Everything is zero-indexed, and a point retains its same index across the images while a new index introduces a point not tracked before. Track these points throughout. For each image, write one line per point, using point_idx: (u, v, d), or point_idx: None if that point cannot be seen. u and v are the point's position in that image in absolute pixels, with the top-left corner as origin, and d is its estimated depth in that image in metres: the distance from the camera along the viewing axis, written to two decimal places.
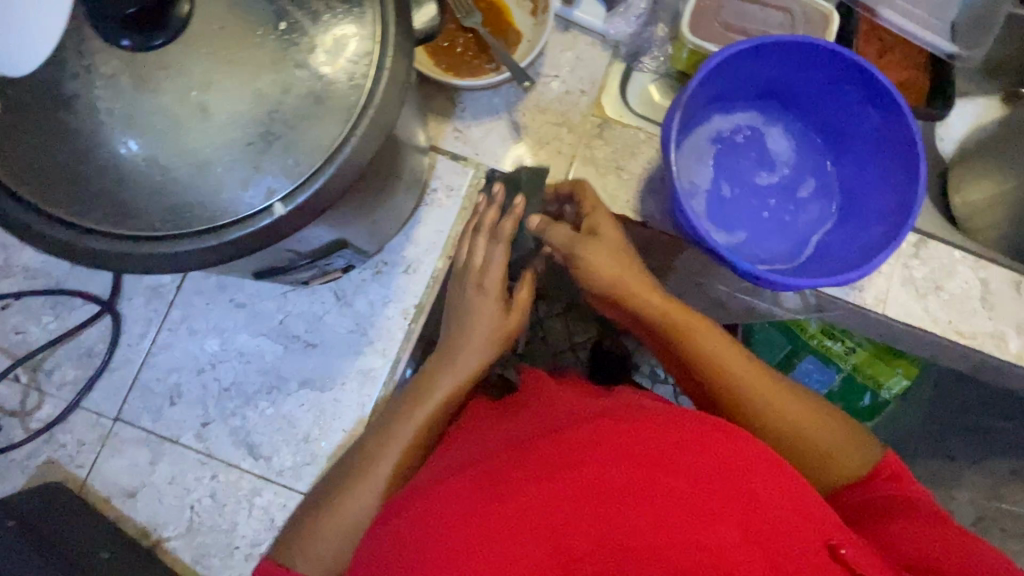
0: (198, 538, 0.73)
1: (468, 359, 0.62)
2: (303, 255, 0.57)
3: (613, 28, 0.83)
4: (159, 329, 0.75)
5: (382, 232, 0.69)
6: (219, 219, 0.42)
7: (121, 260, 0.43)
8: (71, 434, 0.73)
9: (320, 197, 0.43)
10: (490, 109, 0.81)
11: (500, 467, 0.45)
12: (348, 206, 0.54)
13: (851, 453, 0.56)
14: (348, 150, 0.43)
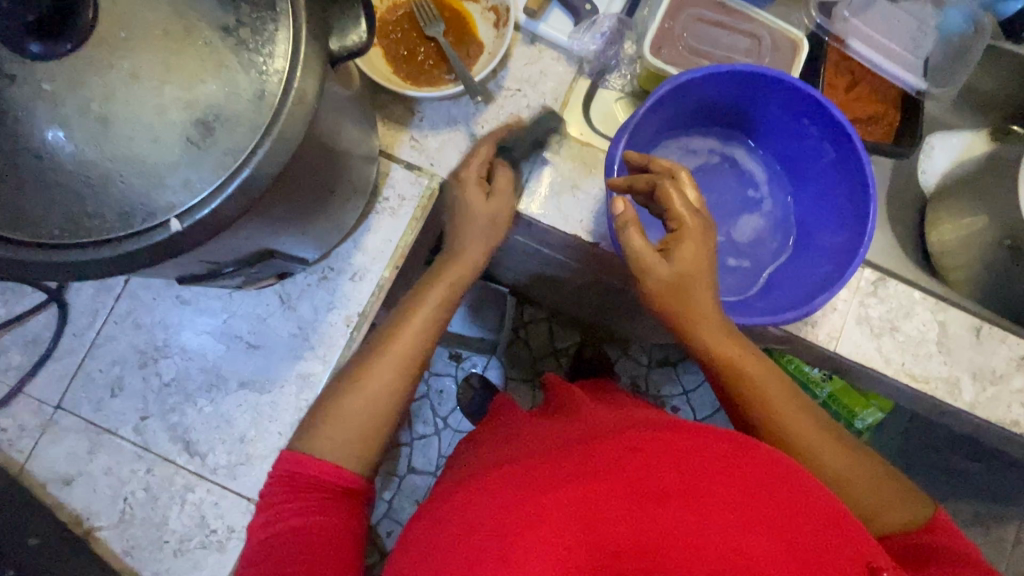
0: (130, 529, 0.74)
1: (468, 256, 0.74)
2: (229, 262, 0.57)
3: (579, 43, 0.82)
4: (106, 320, 0.77)
5: (321, 240, 0.69)
6: (116, 231, 0.43)
7: (18, 266, 0.43)
8: (13, 418, 0.75)
9: (222, 212, 0.44)
10: (449, 119, 0.81)
11: (535, 472, 0.50)
12: (270, 218, 0.54)
13: (893, 505, 0.58)
14: (250, 168, 0.44)
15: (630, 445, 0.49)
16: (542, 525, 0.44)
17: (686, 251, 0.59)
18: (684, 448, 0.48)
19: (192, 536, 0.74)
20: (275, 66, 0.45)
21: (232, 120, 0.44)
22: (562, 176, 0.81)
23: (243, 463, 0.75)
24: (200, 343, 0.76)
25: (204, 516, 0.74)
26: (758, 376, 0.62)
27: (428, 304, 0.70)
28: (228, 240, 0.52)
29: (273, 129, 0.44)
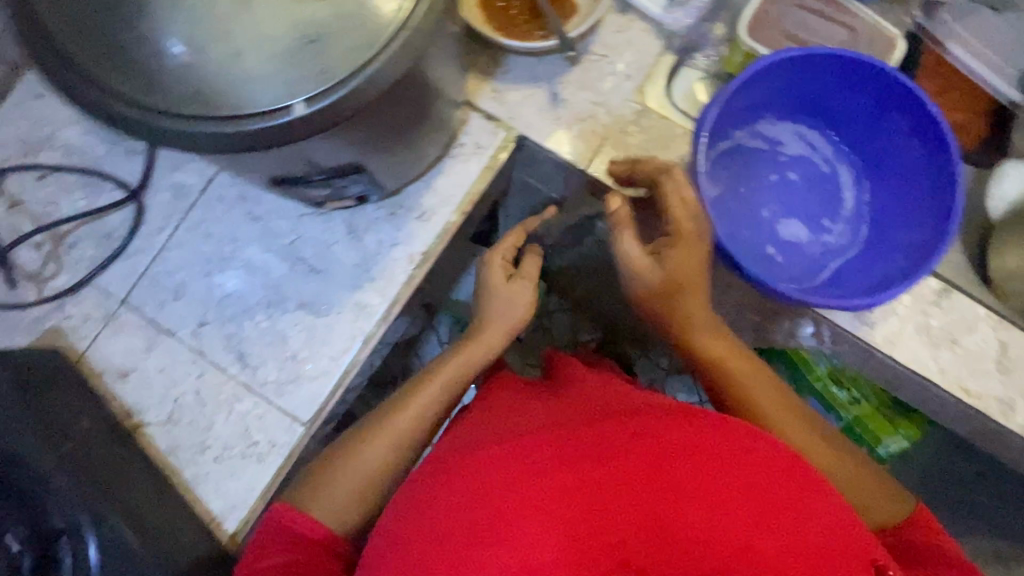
0: (176, 429, 0.76)
1: (494, 335, 0.69)
2: (322, 170, 0.58)
3: (671, 17, 0.81)
4: (178, 226, 0.78)
5: (401, 173, 0.70)
6: (241, 108, 0.44)
7: (147, 130, 0.45)
8: (79, 307, 0.77)
9: (343, 106, 0.45)
10: (533, 77, 0.82)
11: (531, 446, 0.47)
12: (369, 131, 0.55)
13: (882, 504, 0.57)
14: (377, 66, 0.46)
15: (635, 430, 0.46)
16: (540, 511, 0.42)
17: (678, 253, 0.63)
18: (694, 436, 0.46)
19: (234, 444, 0.76)
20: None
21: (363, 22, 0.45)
22: (637, 146, 0.82)
23: (292, 381, 0.76)
24: (264, 260, 0.78)
25: (248, 427, 0.76)
26: (739, 372, 0.61)
27: (442, 389, 0.65)
28: (331, 144, 0.53)
29: (399, 32, 0.46)
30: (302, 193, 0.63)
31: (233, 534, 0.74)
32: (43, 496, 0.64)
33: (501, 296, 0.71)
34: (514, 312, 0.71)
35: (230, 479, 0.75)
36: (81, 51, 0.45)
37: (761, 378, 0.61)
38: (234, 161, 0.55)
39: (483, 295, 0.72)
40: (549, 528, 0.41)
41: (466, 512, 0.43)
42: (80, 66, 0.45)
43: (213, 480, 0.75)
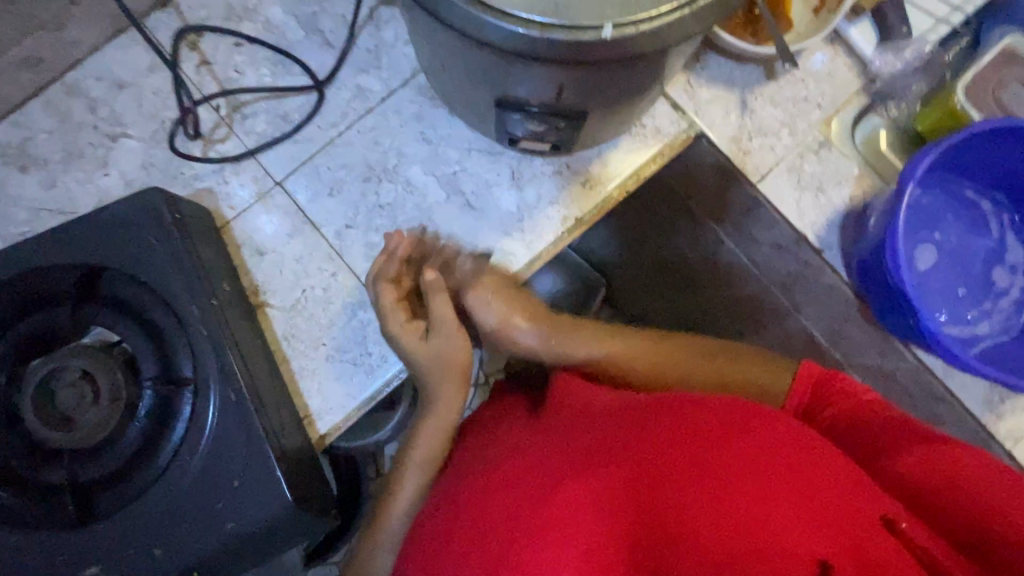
0: (296, 319, 0.75)
1: (446, 409, 0.71)
2: (550, 104, 0.58)
3: (882, 60, 0.80)
4: (351, 126, 0.79)
5: (592, 137, 0.70)
6: (551, 15, 0.45)
7: (451, 12, 0.46)
8: (237, 177, 0.78)
9: (643, 40, 0.46)
10: (728, 79, 0.81)
11: (534, 468, 0.52)
12: (619, 78, 0.55)
13: (777, 378, 0.65)
14: (686, 12, 0.45)
15: (614, 439, 0.51)
16: (551, 519, 0.46)
17: (501, 313, 0.70)
18: (670, 431, 0.50)
19: (348, 349, 0.75)
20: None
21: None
22: (811, 174, 0.80)
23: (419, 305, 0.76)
24: (423, 182, 0.78)
25: (366, 337, 0.75)
26: (611, 344, 0.70)
27: (422, 474, 0.69)
28: (584, 79, 0.52)
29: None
30: (513, 124, 0.63)
31: (323, 435, 0.74)
32: (180, 341, 0.64)
33: (439, 382, 0.71)
34: (449, 363, 0.71)
35: (335, 382, 0.75)
36: None
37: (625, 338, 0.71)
38: (479, 68, 0.55)
39: (423, 396, 0.73)
40: (566, 536, 0.45)
41: (491, 532, 0.49)
42: None
43: (319, 378, 0.74)
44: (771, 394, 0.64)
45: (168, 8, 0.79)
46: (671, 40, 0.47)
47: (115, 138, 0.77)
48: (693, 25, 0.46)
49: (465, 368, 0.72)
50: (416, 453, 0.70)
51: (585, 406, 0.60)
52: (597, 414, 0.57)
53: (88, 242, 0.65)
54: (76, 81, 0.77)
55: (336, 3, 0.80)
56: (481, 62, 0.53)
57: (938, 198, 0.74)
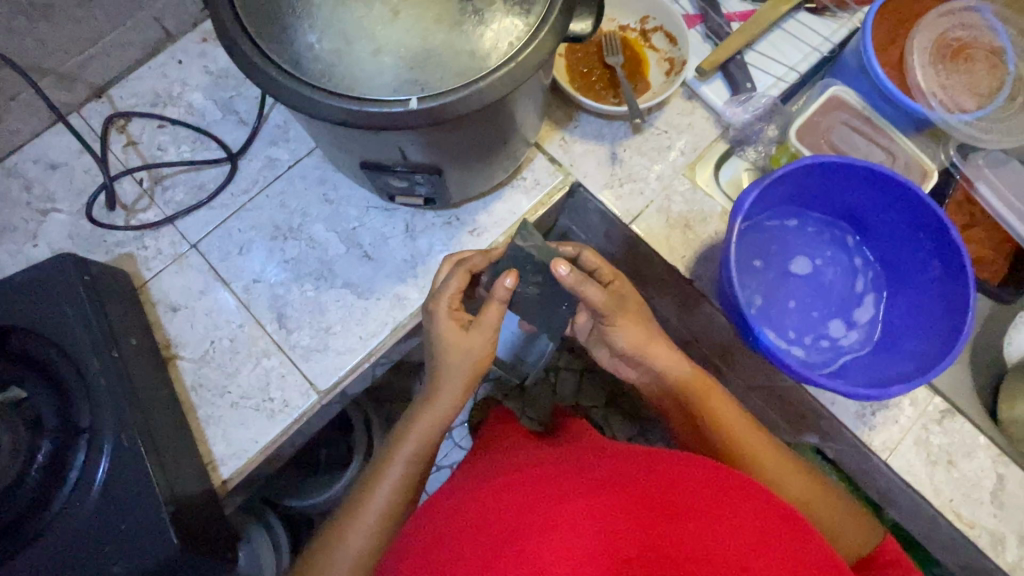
0: (204, 369, 0.81)
1: (444, 400, 0.70)
2: (405, 163, 0.67)
3: (731, 111, 0.91)
4: (260, 192, 0.88)
5: (464, 189, 0.80)
6: (367, 94, 0.57)
7: (290, 95, 0.57)
8: (156, 242, 0.85)
9: (444, 109, 0.57)
10: (598, 135, 0.91)
11: (548, 478, 0.55)
12: (457, 139, 0.64)
13: (857, 529, 0.66)
14: (479, 87, 0.57)
15: (628, 472, 0.54)
16: (563, 520, 0.47)
17: (652, 347, 0.74)
18: (684, 477, 0.53)
19: (252, 396, 0.80)
20: (473, 23, 0.57)
21: (441, 43, 0.57)
22: (679, 214, 0.89)
23: (319, 350, 0.82)
24: (326, 238, 0.86)
25: (269, 383, 0.80)
26: (720, 407, 0.72)
27: (404, 469, 0.69)
28: (419, 143, 0.63)
29: (507, 67, 0.57)
30: (383, 182, 0.72)
31: (225, 480, 0.77)
32: (79, 392, 0.69)
33: (451, 374, 0.70)
34: (467, 364, 0.70)
35: (239, 428, 0.79)
36: (256, 28, 0.58)
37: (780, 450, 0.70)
38: (336, 137, 0.64)
39: (431, 378, 0.71)
40: (575, 534, 0.46)
41: (491, 526, 0.50)
42: (253, 36, 0.58)
43: (224, 424, 0.79)
44: (846, 542, 0.65)
45: (102, 98, 0.90)
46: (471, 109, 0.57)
47: (45, 213, 0.86)
48: (489, 95, 0.57)
49: (475, 376, 0.71)
50: (402, 450, 0.69)
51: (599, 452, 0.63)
52: (614, 456, 0.60)
53: (2, 304, 0.71)
54: (13, 164, 0.87)
55: (250, 87, 0.92)
56: (334, 133, 0.63)
57: (811, 225, 0.83)
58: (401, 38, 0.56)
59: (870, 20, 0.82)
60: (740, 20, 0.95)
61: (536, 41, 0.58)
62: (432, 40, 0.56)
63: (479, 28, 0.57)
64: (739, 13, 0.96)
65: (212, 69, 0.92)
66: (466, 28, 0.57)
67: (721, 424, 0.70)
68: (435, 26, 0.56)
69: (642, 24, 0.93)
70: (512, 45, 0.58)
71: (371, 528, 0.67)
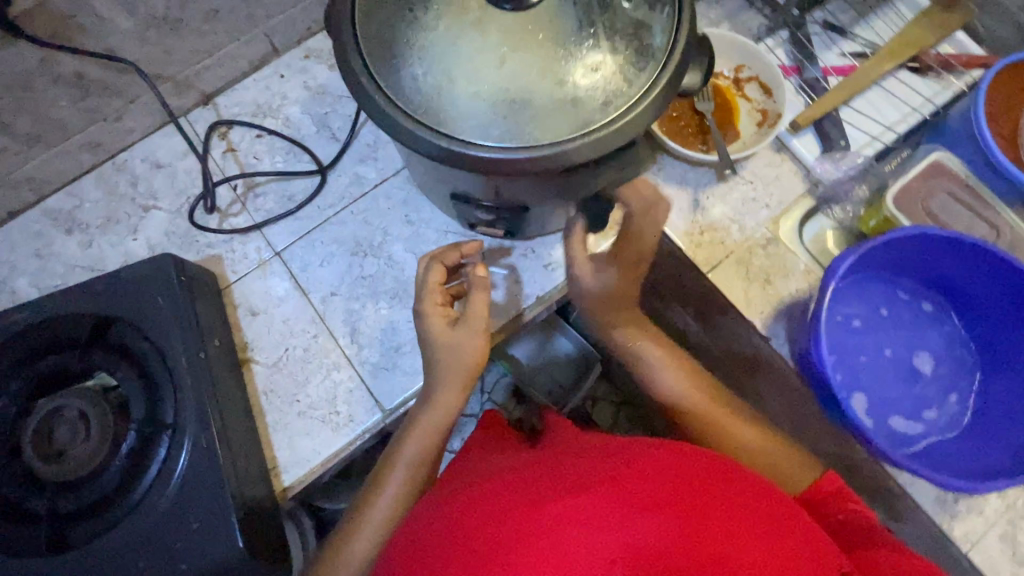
0: (277, 375, 0.83)
1: (445, 398, 0.71)
2: (494, 199, 0.68)
3: (822, 167, 0.89)
4: (346, 207, 0.90)
5: (541, 224, 0.79)
6: (477, 138, 0.57)
7: (398, 130, 0.57)
8: (243, 247, 0.89)
9: (550, 157, 0.56)
10: (681, 180, 0.90)
11: (524, 482, 0.52)
12: (553, 182, 0.64)
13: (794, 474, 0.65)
14: (580, 143, 0.56)
15: (608, 464, 0.50)
16: (527, 540, 0.44)
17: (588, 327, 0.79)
18: (664, 466, 0.49)
19: (319, 406, 0.82)
20: (575, 73, 0.57)
21: (546, 87, 0.57)
22: (759, 267, 0.86)
23: (388, 368, 0.83)
24: (404, 258, 0.88)
25: (337, 395, 0.82)
26: (655, 352, 0.74)
27: (409, 473, 0.69)
28: (514, 184, 0.63)
29: (609, 127, 0.57)
30: (468, 212, 0.73)
31: (286, 487, 0.79)
32: (167, 387, 0.72)
33: (449, 370, 0.72)
34: (462, 357, 0.71)
35: (304, 437, 0.81)
36: (373, 60, 0.58)
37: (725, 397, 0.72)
38: (431, 164, 0.65)
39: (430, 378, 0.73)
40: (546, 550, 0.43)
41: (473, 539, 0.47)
42: (366, 68, 0.58)
43: (290, 431, 0.81)
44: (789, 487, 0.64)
45: (208, 105, 0.96)
46: (567, 160, 0.56)
47: (147, 209, 0.91)
48: (589, 151, 0.57)
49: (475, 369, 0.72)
50: (404, 451, 0.70)
51: (577, 442, 0.60)
52: (592, 448, 0.57)
53: (104, 295, 0.75)
54: (123, 161, 0.92)
55: (345, 106, 0.95)
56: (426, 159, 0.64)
57: (909, 285, 0.80)
58: (510, 84, 0.57)
59: (984, 87, 0.79)
60: (838, 76, 0.93)
61: (641, 93, 0.57)
62: (536, 83, 0.57)
63: (577, 77, 0.57)
64: (837, 68, 0.94)
65: (311, 85, 0.96)
66: (572, 76, 0.57)
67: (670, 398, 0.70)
68: (542, 71, 0.57)
69: (736, 73, 0.92)
70: (617, 102, 0.57)
71: (378, 532, 0.67)
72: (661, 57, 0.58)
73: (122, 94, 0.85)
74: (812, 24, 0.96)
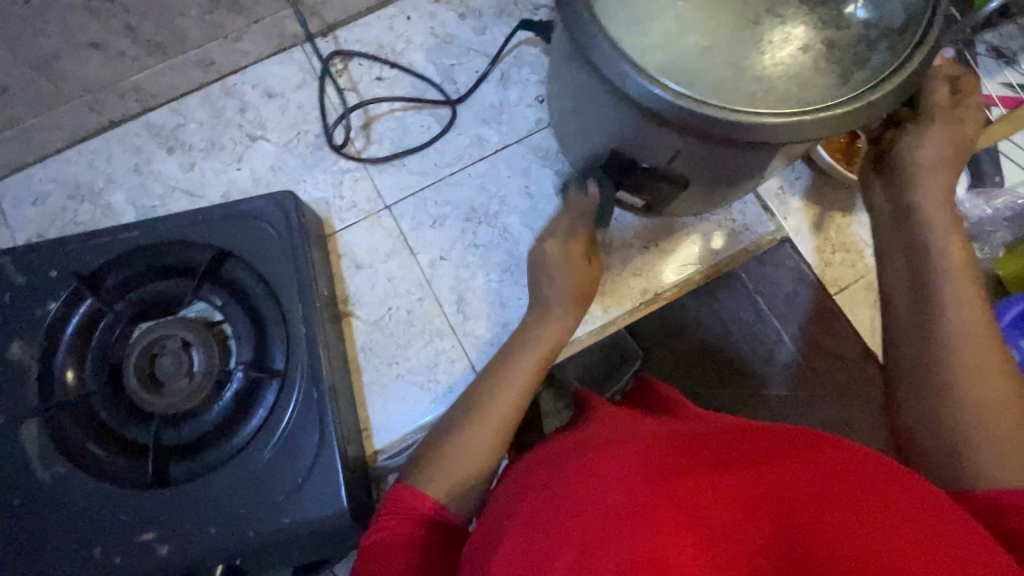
0: (377, 335, 0.80)
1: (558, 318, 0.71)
2: (647, 164, 0.62)
3: (971, 203, 0.84)
4: (465, 168, 0.85)
5: (680, 208, 0.75)
6: (675, 86, 0.49)
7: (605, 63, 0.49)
8: (352, 194, 0.84)
9: (733, 124, 0.48)
10: (817, 196, 0.87)
11: (596, 449, 0.41)
12: (727, 159, 0.57)
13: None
14: (788, 119, 0.48)
15: (772, 487, 0.35)
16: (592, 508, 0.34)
17: (929, 156, 0.57)
18: (858, 538, 0.32)
19: (419, 372, 0.79)
20: (780, 52, 0.49)
21: (754, 65, 0.49)
22: None
23: (493, 344, 0.80)
24: (522, 232, 0.83)
25: (437, 364, 0.79)
26: (942, 235, 0.55)
27: (533, 356, 0.67)
28: (691, 147, 0.56)
29: (814, 114, 0.48)
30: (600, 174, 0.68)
31: (376, 452, 0.76)
32: (278, 331, 0.68)
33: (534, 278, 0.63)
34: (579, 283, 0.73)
35: (400, 402, 0.78)
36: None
37: (986, 328, 0.50)
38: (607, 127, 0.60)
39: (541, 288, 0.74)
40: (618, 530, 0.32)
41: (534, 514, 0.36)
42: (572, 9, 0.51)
43: (387, 395, 0.78)
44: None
45: (329, 37, 0.89)
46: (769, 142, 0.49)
47: (254, 139, 0.86)
48: (785, 135, 0.48)
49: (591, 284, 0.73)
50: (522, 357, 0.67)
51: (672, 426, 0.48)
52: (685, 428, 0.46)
53: (220, 227, 0.71)
54: (233, 84, 0.87)
55: (474, 60, 0.89)
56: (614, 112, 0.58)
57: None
58: (732, 53, 0.50)
59: None
60: (1003, 105, 0.87)
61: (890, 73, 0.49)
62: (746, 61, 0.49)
63: (781, 59, 0.49)
64: (1002, 97, 0.87)
65: (438, 32, 0.90)
66: (786, 46, 0.49)
67: (948, 258, 0.53)
68: (751, 48, 0.50)
69: None
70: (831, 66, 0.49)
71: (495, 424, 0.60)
72: (898, 52, 0.50)
73: (249, 13, 0.79)
74: (979, 45, 0.90)
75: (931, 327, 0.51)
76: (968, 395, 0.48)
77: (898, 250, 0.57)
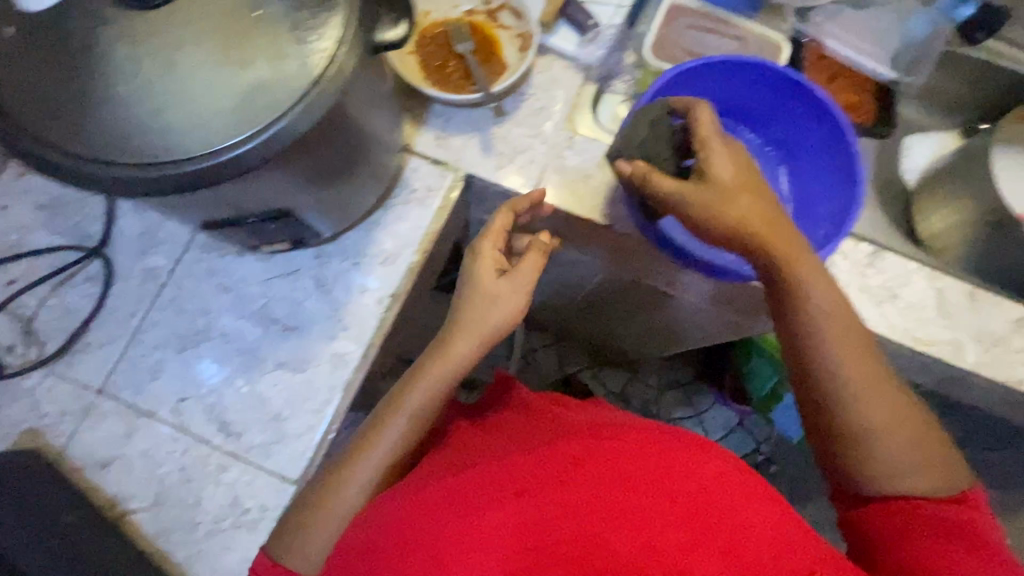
0: (162, 513, 0.74)
1: (459, 346, 0.60)
2: (256, 211, 0.63)
3: (586, 51, 0.86)
4: (149, 308, 0.80)
5: (337, 209, 0.74)
6: (153, 159, 0.48)
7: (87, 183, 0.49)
8: (53, 405, 0.77)
9: (221, 165, 0.48)
10: (468, 124, 0.84)
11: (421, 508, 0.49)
12: (298, 167, 0.58)
13: (911, 458, 0.54)
14: (270, 130, 0.48)
15: (574, 498, 0.46)
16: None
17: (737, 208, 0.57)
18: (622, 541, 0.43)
19: (225, 516, 0.74)
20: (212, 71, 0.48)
21: (201, 94, 0.48)
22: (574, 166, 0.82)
23: (276, 441, 0.76)
24: (239, 326, 0.80)
25: (237, 495, 0.75)
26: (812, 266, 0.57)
27: (441, 380, 0.60)
28: (242, 186, 0.56)
29: (286, 117, 0.49)
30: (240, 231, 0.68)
31: None
32: None
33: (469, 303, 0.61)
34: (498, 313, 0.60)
35: (225, 553, 0.74)
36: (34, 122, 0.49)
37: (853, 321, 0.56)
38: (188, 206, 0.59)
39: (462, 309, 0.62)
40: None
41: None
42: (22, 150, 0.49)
43: (208, 556, 0.74)
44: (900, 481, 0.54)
45: None
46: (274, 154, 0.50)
47: None
48: (269, 148, 0.49)
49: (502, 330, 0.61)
50: (412, 396, 0.60)
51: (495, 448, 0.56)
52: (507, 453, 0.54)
53: None
54: None
55: (93, 205, 0.83)
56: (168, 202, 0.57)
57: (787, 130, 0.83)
58: (179, 95, 0.48)
59: None
60: None
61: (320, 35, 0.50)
62: (193, 97, 0.48)
63: (219, 77, 0.48)
64: None
65: (43, 203, 0.83)
66: (216, 62, 0.48)
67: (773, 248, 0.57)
68: (185, 83, 0.48)
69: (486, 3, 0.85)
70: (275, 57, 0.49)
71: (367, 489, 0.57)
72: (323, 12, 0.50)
73: None
74: None
75: (820, 334, 0.56)
76: (862, 412, 0.55)
77: (806, 255, 0.57)
